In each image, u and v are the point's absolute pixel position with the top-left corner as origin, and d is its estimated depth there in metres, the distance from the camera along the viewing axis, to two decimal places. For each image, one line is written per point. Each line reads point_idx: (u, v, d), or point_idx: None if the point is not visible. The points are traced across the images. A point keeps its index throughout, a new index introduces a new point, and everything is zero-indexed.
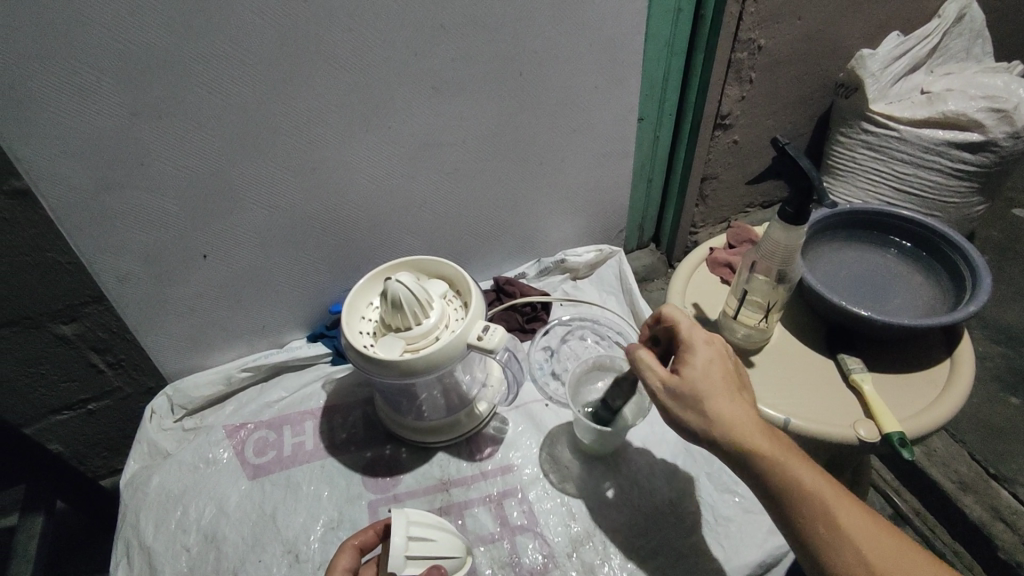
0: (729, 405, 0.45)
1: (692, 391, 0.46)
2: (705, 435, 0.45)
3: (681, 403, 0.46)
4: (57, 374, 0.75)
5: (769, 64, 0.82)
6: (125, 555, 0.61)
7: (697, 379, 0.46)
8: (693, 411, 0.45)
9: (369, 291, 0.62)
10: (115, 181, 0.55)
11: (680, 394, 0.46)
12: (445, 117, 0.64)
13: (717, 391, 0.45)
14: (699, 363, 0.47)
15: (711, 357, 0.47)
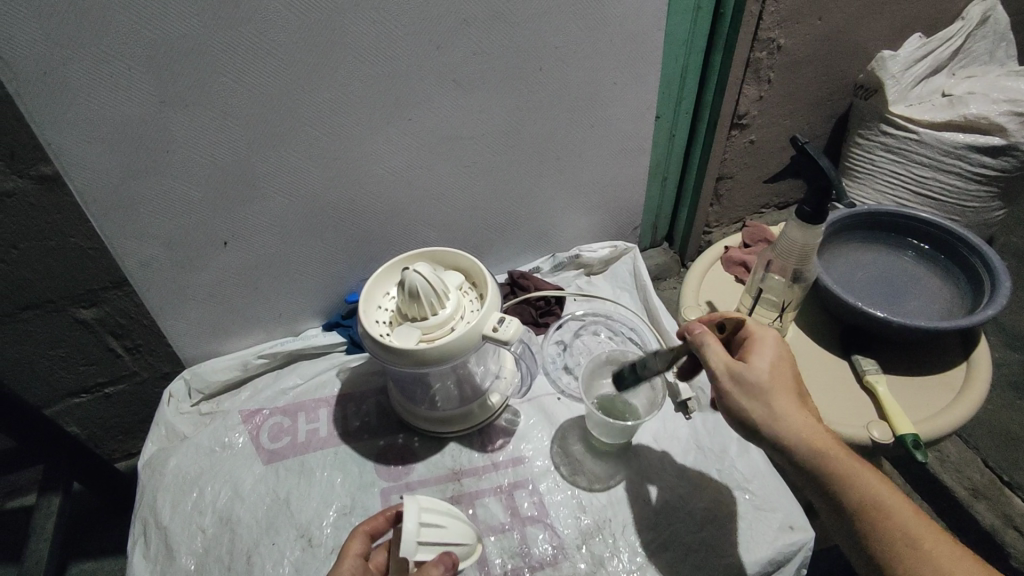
0: (792, 400, 0.47)
1: (759, 381, 0.48)
2: (762, 423, 0.47)
3: (743, 389, 0.48)
4: (78, 356, 0.84)
5: (788, 64, 0.82)
6: (141, 534, 0.62)
7: (765, 371, 0.48)
8: (754, 398, 0.48)
9: (386, 280, 0.63)
10: (140, 167, 0.56)
11: (744, 380, 0.48)
12: (465, 111, 0.65)
13: (782, 386, 0.48)
14: (768, 357, 0.49)
15: (778, 353, 0.49)
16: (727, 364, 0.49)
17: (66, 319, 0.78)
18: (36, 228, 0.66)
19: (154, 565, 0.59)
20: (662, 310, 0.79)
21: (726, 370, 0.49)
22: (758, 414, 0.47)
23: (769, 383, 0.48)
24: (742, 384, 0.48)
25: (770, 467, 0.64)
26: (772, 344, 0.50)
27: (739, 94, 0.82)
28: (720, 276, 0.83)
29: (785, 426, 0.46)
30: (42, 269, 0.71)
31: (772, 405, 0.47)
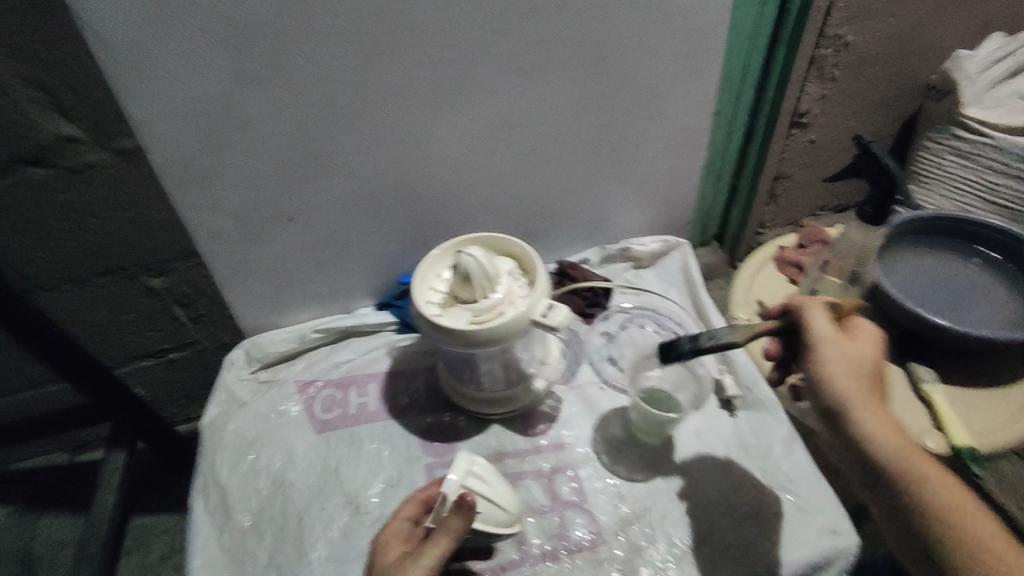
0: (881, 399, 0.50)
1: (869, 373, 0.49)
2: (859, 401, 0.48)
3: (846, 374, 0.49)
4: (145, 322, 0.89)
5: (854, 62, 0.80)
6: (202, 491, 0.65)
7: (874, 367, 0.50)
8: (857, 386, 0.49)
9: (438, 262, 0.64)
10: (216, 141, 0.59)
11: (853, 366, 0.49)
12: (525, 99, 0.66)
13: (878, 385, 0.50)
14: (876, 354, 0.51)
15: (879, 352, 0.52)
16: (845, 344, 0.50)
17: (138, 286, 0.84)
18: (114, 198, 0.73)
19: (214, 519, 0.63)
20: (711, 305, 0.79)
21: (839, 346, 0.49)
22: (855, 400, 0.48)
23: (874, 378, 0.49)
24: (844, 368, 0.49)
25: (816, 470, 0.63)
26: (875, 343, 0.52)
27: (801, 92, 0.80)
28: (771, 275, 0.82)
29: (873, 421, 0.48)
30: (117, 236, 0.77)
31: (871, 399, 0.49)
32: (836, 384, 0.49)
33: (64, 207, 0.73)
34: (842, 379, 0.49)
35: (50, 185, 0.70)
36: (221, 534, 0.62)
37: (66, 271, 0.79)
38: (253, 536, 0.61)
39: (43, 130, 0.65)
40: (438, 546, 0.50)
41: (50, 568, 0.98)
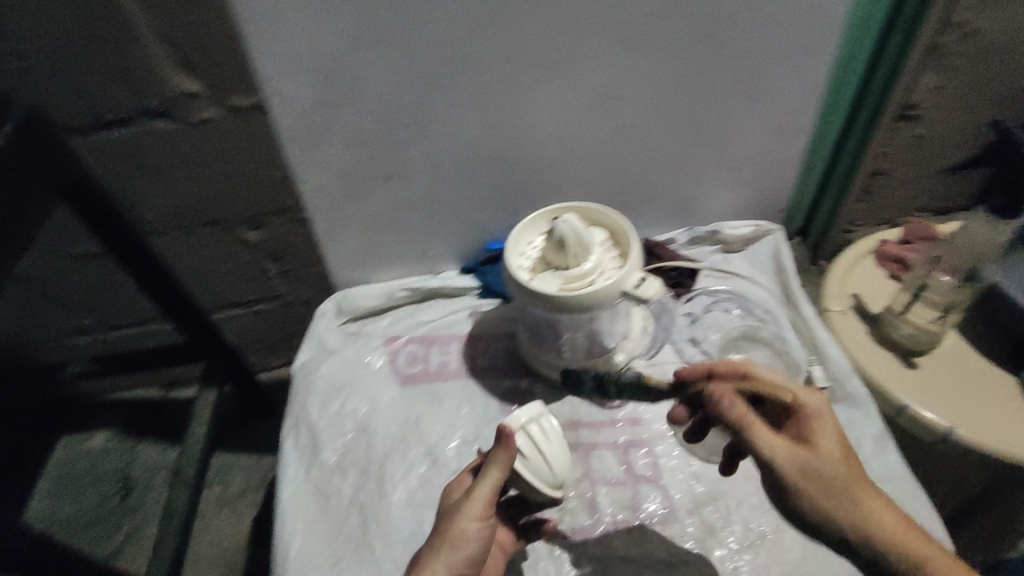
0: (862, 479, 0.49)
1: (832, 471, 0.48)
2: (828, 509, 0.48)
3: (816, 482, 0.48)
4: (240, 272, 0.95)
5: (976, 56, 0.74)
6: (293, 428, 0.69)
7: (837, 459, 0.49)
8: (830, 492, 0.48)
9: (532, 230, 0.66)
10: (331, 100, 0.62)
11: (816, 474, 0.48)
12: (630, 72, 0.65)
13: (855, 469, 0.49)
14: (835, 439, 0.50)
15: (840, 433, 0.51)
16: (800, 459, 0.49)
17: (232, 239, 0.89)
18: (225, 152, 0.78)
19: (302, 454, 0.67)
20: (799, 294, 0.79)
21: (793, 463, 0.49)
22: (833, 505, 0.48)
23: (842, 470, 0.48)
24: (811, 476, 0.48)
25: (905, 471, 0.62)
26: (833, 421, 0.52)
27: (915, 81, 0.76)
28: (871, 269, 0.81)
29: (862, 514, 0.47)
30: (225, 188, 0.82)
31: (850, 495, 0.48)
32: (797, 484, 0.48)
33: (182, 158, 0.78)
34: (816, 492, 0.48)
35: (170, 136, 0.75)
36: (308, 467, 0.65)
37: (178, 219, 0.85)
38: (338, 474, 0.65)
39: (168, 83, 0.70)
40: (490, 480, 0.52)
41: (146, 489, 1.07)
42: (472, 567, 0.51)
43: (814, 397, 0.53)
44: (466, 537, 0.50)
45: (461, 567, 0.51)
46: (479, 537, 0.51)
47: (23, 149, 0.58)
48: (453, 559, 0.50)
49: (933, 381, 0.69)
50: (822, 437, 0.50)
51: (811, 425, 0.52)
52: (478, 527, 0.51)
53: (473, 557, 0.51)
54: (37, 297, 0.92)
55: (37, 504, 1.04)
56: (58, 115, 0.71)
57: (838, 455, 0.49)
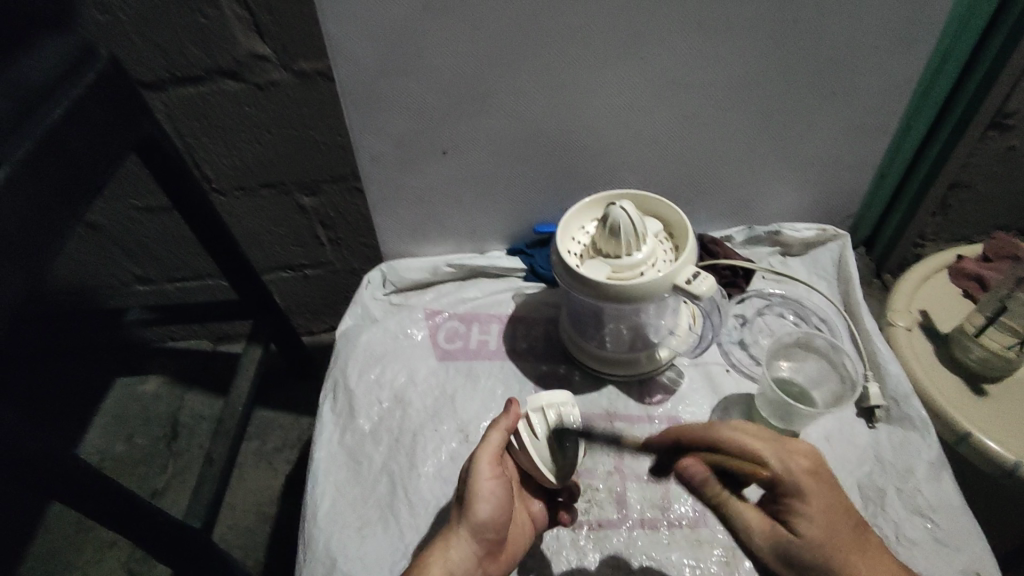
0: (851, 552, 0.46)
1: (813, 560, 0.46)
2: None
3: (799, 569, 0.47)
4: (293, 236, 0.97)
5: None
6: (331, 391, 0.70)
7: (820, 543, 0.46)
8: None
9: (585, 215, 0.65)
10: (394, 69, 0.62)
11: (797, 562, 0.47)
12: (702, 58, 0.62)
13: (840, 549, 0.46)
14: (817, 521, 0.46)
15: (827, 504, 0.47)
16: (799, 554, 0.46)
17: (291, 203, 0.91)
18: (286, 117, 0.79)
19: (338, 418, 0.68)
20: (863, 307, 0.74)
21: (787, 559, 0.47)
22: None
23: (825, 558, 0.46)
24: (790, 562, 0.47)
25: (962, 502, 0.58)
26: (814, 492, 0.47)
27: (1014, 89, 0.71)
28: (943, 286, 0.77)
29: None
30: (284, 154, 0.84)
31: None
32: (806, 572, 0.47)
33: (246, 120, 0.79)
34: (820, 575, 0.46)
35: (238, 97, 0.77)
36: (343, 432, 0.66)
37: (238, 179, 0.87)
38: (371, 441, 0.65)
39: (241, 46, 0.72)
40: (489, 440, 0.55)
41: (190, 436, 1.12)
42: (494, 526, 0.52)
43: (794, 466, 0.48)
44: (481, 495, 0.52)
45: (483, 526, 0.52)
46: (493, 495, 0.52)
47: (105, 101, 0.58)
48: (472, 519, 0.52)
49: (998, 409, 0.65)
50: (812, 525, 0.46)
51: (793, 504, 0.48)
52: (491, 485, 0.53)
53: (491, 517, 0.52)
54: (105, 244, 0.97)
55: (92, 440, 1.10)
56: (136, 70, 0.74)
57: (822, 541, 0.46)
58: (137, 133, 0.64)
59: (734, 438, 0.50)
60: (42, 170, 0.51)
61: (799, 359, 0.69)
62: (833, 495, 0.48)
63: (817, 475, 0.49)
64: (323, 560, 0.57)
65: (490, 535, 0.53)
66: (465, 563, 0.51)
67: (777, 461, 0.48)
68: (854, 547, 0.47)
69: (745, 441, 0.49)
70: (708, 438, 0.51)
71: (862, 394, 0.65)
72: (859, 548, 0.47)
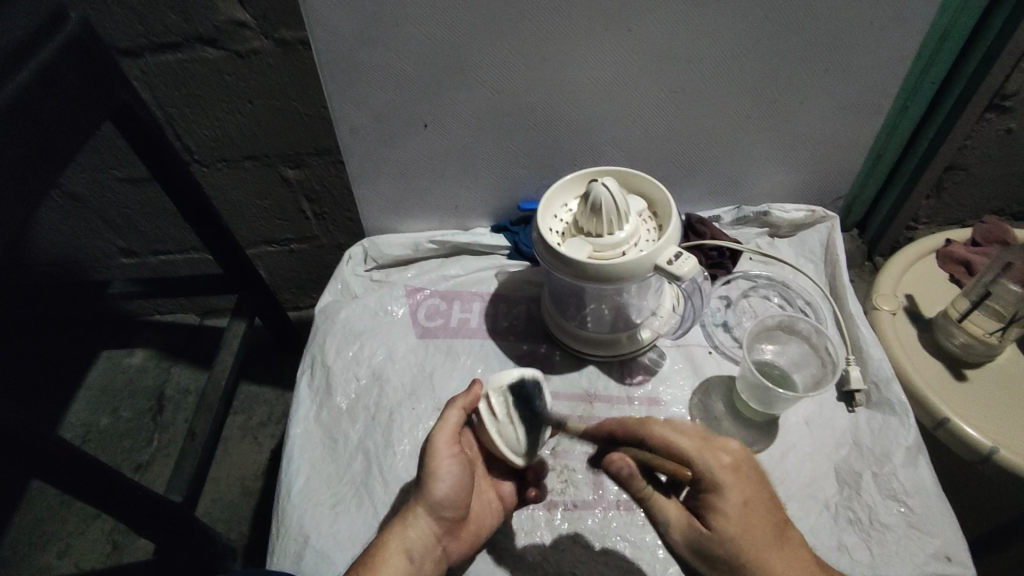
0: (766, 549, 0.44)
1: (725, 557, 0.45)
2: None
3: (716, 565, 0.46)
4: (278, 210, 0.95)
5: None
6: (309, 367, 0.69)
7: (732, 544, 0.44)
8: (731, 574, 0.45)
9: (567, 193, 0.63)
10: (372, 37, 0.59)
11: (710, 556, 0.46)
12: (692, 30, 0.60)
13: (758, 550, 0.44)
14: (731, 519, 0.44)
15: (744, 503, 0.45)
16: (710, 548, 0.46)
17: (275, 175, 0.89)
18: (268, 87, 0.76)
19: (315, 396, 0.67)
20: (849, 290, 0.73)
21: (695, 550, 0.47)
22: None
23: (737, 556, 0.44)
24: (706, 555, 0.46)
25: (938, 487, 0.58)
26: (733, 489, 0.45)
27: (1014, 67, 0.69)
28: (930, 270, 0.77)
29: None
30: (266, 125, 0.81)
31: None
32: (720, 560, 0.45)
33: (225, 89, 0.77)
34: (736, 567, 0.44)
35: (217, 64, 0.74)
36: (320, 410, 0.66)
37: (218, 150, 0.85)
38: (347, 419, 0.65)
39: (219, 11, 0.69)
40: (448, 419, 0.54)
41: (176, 410, 1.11)
42: (452, 504, 0.53)
43: (719, 459, 0.46)
44: (438, 475, 0.52)
45: (440, 505, 0.52)
46: (451, 474, 0.53)
47: (75, 65, 0.55)
48: (430, 499, 0.52)
49: (979, 394, 0.65)
50: (727, 527, 0.45)
51: (706, 499, 0.46)
52: (449, 465, 0.53)
53: (451, 494, 0.53)
54: (86, 215, 0.95)
55: (76, 413, 1.10)
56: (109, 34, 0.71)
57: (735, 536, 0.44)
58: (112, 102, 0.61)
59: (660, 435, 0.48)
60: (6, 138, 0.49)
61: (781, 342, 0.68)
62: (756, 491, 0.46)
63: (741, 471, 0.46)
64: (296, 537, 0.56)
65: (449, 514, 0.53)
66: (424, 541, 0.52)
67: (695, 456, 0.46)
68: (774, 549, 0.44)
69: (667, 436, 0.48)
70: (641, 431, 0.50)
71: (844, 377, 0.64)
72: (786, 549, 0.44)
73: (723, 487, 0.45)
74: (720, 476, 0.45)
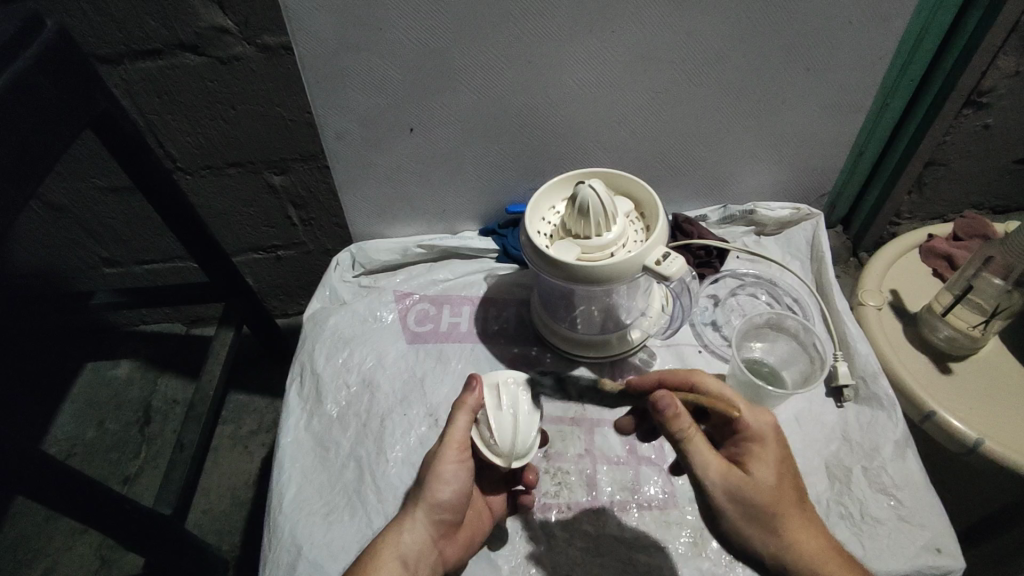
0: (793, 509, 0.45)
1: (760, 499, 0.44)
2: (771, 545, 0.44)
3: (742, 508, 0.44)
4: (264, 216, 0.95)
5: None
6: (299, 376, 0.69)
7: (772, 487, 0.45)
8: (759, 522, 0.44)
9: (554, 196, 0.63)
10: (355, 43, 0.59)
11: (746, 500, 0.44)
12: (673, 32, 0.60)
13: (787, 502, 0.45)
14: (770, 465, 0.47)
15: (782, 455, 0.48)
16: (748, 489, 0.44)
17: (261, 182, 0.88)
18: (251, 93, 0.76)
19: (306, 404, 0.66)
20: (835, 286, 0.74)
21: (730, 494, 0.45)
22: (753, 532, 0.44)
23: (775, 498, 0.45)
24: (738, 497, 0.44)
25: (926, 480, 0.58)
26: (775, 445, 0.48)
27: (990, 65, 0.70)
28: (914, 265, 0.78)
29: (787, 547, 0.44)
30: (249, 131, 0.80)
31: (775, 526, 0.44)
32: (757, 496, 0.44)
33: (209, 96, 0.76)
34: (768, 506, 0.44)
35: (198, 71, 0.73)
36: (311, 419, 0.65)
37: (202, 157, 0.84)
38: (338, 427, 0.64)
39: (200, 17, 0.69)
40: (455, 428, 0.54)
41: (163, 421, 1.10)
42: (453, 508, 0.53)
43: (768, 416, 0.49)
44: (442, 478, 0.53)
45: (440, 507, 0.53)
46: (454, 478, 0.53)
47: (54, 75, 0.55)
48: (430, 501, 0.52)
49: (964, 387, 0.66)
50: (766, 474, 0.46)
51: (752, 447, 0.48)
52: (454, 469, 0.53)
53: (451, 498, 0.53)
54: (67, 225, 0.94)
55: (61, 427, 1.08)
56: (88, 42, 0.70)
57: (776, 482, 0.45)
58: (92, 111, 0.60)
59: (712, 388, 0.53)
60: None
61: (770, 339, 0.69)
62: (790, 457, 0.49)
63: (778, 433, 0.49)
64: (288, 548, 0.56)
65: (448, 517, 0.53)
66: (419, 544, 0.52)
67: (747, 406, 0.50)
68: (799, 508, 0.46)
69: (720, 389, 0.52)
70: (691, 381, 0.54)
71: (832, 373, 0.65)
72: (803, 511, 0.46)
73: (769, 442, 0.48)
74: (767, 432, 0.48)
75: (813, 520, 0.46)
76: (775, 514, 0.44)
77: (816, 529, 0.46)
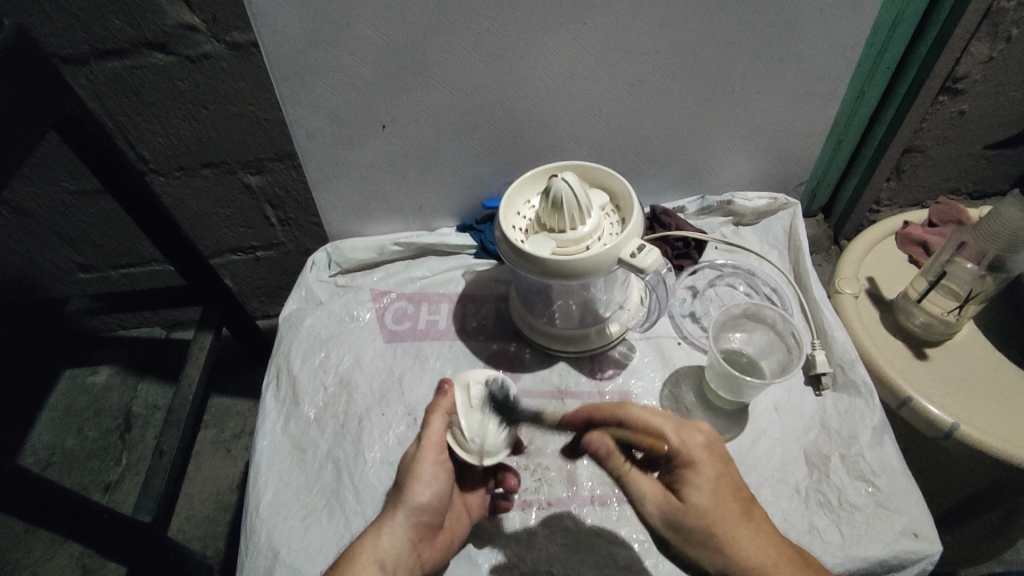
0: (734, 526, 0.46)
1: (699, 529, 0.46)
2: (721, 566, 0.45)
3: (684, 537, 0.47)
4: (240, 217, 0.93)
5: None
6: (275, 378, 0.68)
7: (706, 512, 0.46)
8: (702, 545, 0.46)
9: (529, 190, 0.63)
10: (323, 39, 0.58)
11: (684, 528, 0.46)
12: (647, 23, 0.60)
13: (728, 519, 0.46)
14: (703, 488, 0.47)
15: (715, 474, 0.48)
16: (682, 520, 0.46)
17: (236, 182, 0.87)
18: (222, 92, 0.74)
19: (283, 406, 0.66)
20: (812, 275, 0.74)
21: (671, 521, 0.47)
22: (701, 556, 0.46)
23: (709, 523, 0.45)
24: (679, 530, 0.47)
25: (904, 466, 0.59)
26: (706, 465, 0.48)
27: (963, 51, 0.70)
28: (890, 252, 0.78)
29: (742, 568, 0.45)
30: (222, 131, 0.79)
31: (718, 547, 0.45)
32: (695, 520, 0.46)
33: (179, 95, 0.75)
34: (705, 536, 0.46)
35: (168, 69, 0.72)
36: (287, 421, 0.64)
37: (175, 157, 0.82)
38: (316, 429, 0.64)
39: (166, 14, 0.67)
40: (431, 431, 0.54)
41: (144, 426, 1.08)
42: (432, 510, 0.53)
43: (693, 437, 0.49)
44: (422, 479, 0.53)
45: (421, 510, 0.52)
46: (434, 479, 0.53)
47: (12, 77, 0.53)
48: (410, 503, 0.52)
49: (937, 372, 0.66)
50: (698, 500, 0.46)
51: (681, 474, 0.48)
52: (433, 469, 0.53)
53: (431, 500, 0.53)
54: (38, 230, 0.91)
55: (39, 436, 1.06)
56: (50, 42, 0.68)
57: (709, 507, 0.46)
58: (56, 113, 0.58)
59: (636, 414, 0.52)
60: None
61: (748, 330, 0.69)
62: (727, 470, 0.48)
63: (710, 449, 0.49)
64: (266, 552, 0.55)
65: (427, 520, 0.53)
66: (399, 547, 0.51)
67: (672, 431, 0.49)
68: (742, 518, 0.46)
69: (645, 416, 0.51)
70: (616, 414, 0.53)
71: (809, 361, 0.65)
72: (749, 523, 0.46)
73: (698, 460, 0.48)
74: (692, 452, 0.48)
75: (759, 525, 0.47)
76: (716, 541, 0.45)
77: (765, 534, 0.46)
